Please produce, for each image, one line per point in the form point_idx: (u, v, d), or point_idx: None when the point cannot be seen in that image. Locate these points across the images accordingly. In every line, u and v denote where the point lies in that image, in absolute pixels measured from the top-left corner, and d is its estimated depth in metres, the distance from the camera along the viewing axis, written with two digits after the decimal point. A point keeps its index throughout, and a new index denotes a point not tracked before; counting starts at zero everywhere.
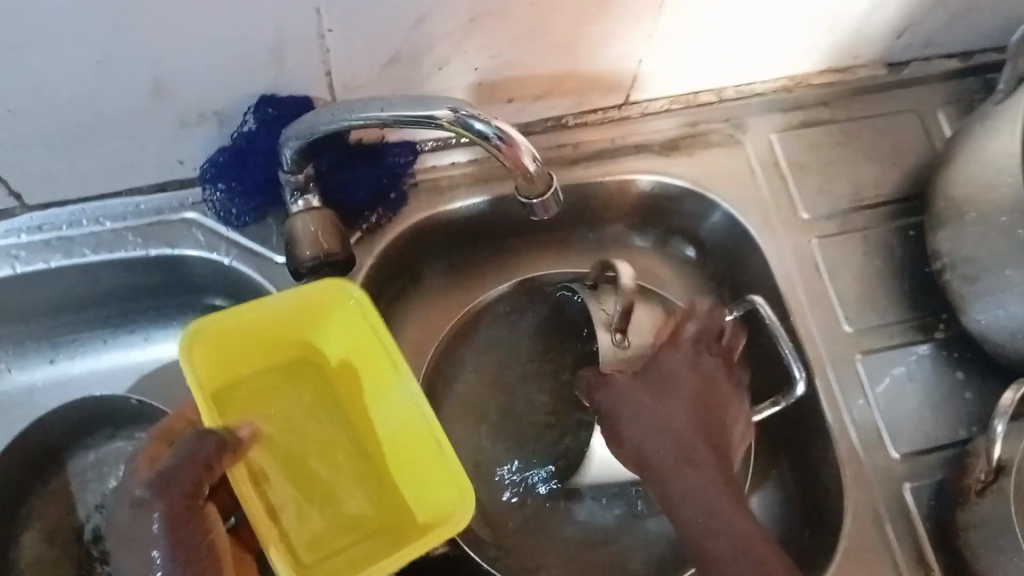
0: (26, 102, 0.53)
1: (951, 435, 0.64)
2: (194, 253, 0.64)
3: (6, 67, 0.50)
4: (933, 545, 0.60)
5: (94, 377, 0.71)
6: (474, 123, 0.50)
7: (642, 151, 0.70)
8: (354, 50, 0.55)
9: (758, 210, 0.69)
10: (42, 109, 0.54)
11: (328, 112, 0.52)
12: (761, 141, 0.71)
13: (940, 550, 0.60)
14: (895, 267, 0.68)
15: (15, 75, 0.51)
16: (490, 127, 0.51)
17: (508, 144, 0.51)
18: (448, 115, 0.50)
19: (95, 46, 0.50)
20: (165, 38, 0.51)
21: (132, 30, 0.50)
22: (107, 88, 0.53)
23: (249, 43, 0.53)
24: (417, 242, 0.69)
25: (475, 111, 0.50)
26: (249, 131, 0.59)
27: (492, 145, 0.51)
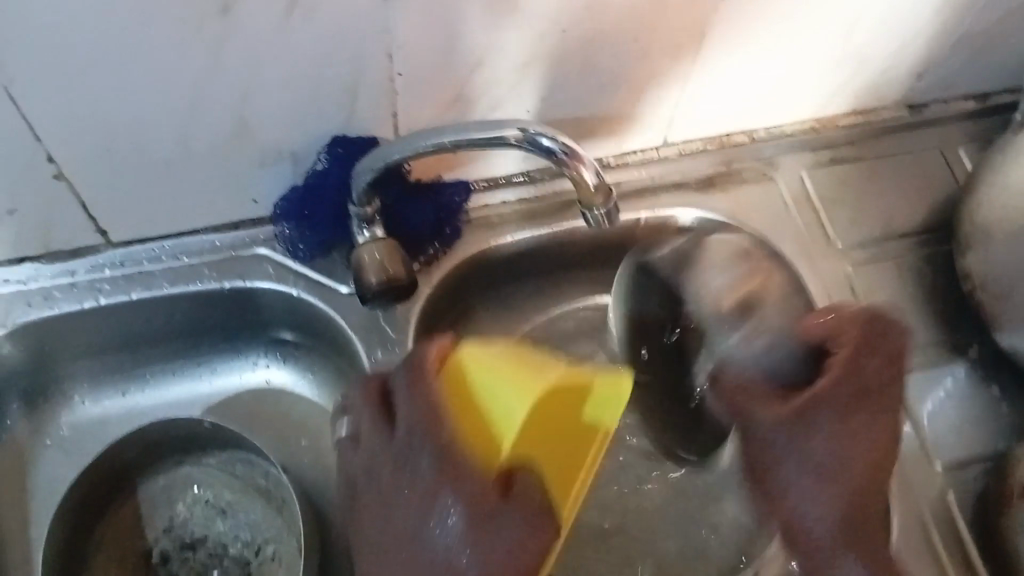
0: (124, 142, 0.58)
1: (990, 448, 0.66)
2: (268, 285, 0.69)
3: (109, 108, 0.56)
4: (980, 555, 0.62)
5: (166, 408, 0.75)
6: (540, 140, 0.55)
7: (678, 188, 0.74)
8: (415, 95, 0.61)
9: (793, 240, 0.73)
10: (135, 150, 0.60)
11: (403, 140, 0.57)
12: (792, 177, 0.75)
13: (987, 560, 0.61)
14: (927, 293, 0.71)
15: (116, 117, 0.56)
16: (555, 143, 0.55)
17: (572, 158, 0.56)
18: (516, 134, 0.55)
19: (189, 87, 0.56)
20: (250, 83, 0.56)
21: (224, 74, 0.55)
22: (195, 128, 0.59)
23: (324, 87, 0.58)
24: (469, 274, 0.73)
25: (541, 129, 0.55)
26: (320, 170, 0.64)
27: (558, 159, 0.56)
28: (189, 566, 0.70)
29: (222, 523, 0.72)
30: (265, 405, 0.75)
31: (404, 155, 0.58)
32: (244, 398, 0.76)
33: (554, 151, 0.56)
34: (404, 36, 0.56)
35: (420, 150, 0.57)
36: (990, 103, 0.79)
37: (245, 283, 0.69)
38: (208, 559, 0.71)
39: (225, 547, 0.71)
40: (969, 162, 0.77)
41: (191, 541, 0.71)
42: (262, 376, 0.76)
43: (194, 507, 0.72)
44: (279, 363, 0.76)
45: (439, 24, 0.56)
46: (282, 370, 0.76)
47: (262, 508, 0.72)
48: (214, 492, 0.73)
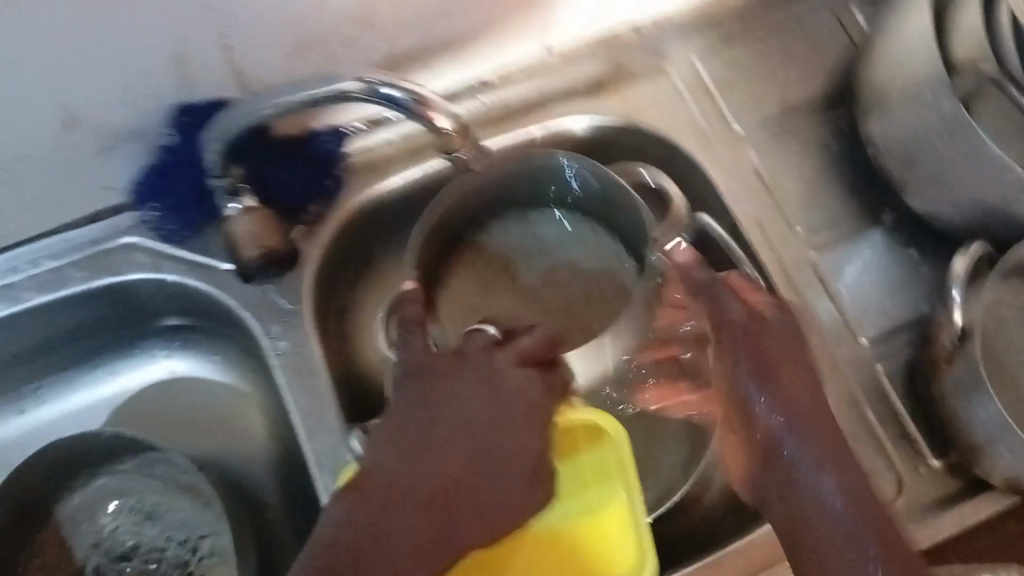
0: None
1: (915, 313, 0.65)
2: (141, 275, 0.63)
3: None
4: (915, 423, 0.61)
5: (68, 421, 0.70)
6: (386, 90, 0.49)
7: (567, 97, 0.69)
8: (255, 46, 0.55)
9: (693, 132, 0.69)
10: None
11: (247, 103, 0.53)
12: (684, 65, 0.71)
13: (922, 426, 0.61)
14: (836, 164, 0.69)
15: None
16: (402, 91, 0.49)
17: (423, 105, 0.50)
18: (356, 87, 0.49)
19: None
20: (60, 62, 0.50)
21: (25, 59, 0.49)
22: (16, 124, 0.52)
23: (146, 54, 0.52)
24: (359, 225, 0.68)
25: (385, 78, 0.49)
26: (171, 145, 0.58)
27: (405, 108, 0.50)
28: None
29: (152, 527, 0.69)
30: (173, 398, 0.71)
31: (250, 119, 0.53)
32: (150, 394, 0.71)
33: (396, 98, 0.50)
34: None
35: (266, 112, 0.52)
36: None
37: (117, 278, 0.63)
38: (144, 567, 0.68)
39: (161, 550, 0.68)
40: (866, 19, 0.73)
41: (122, 553, 0.68)
42: (164, 368, 0.71)
43: (120, 516, 0.69)
44: (180, 351, 0.71)
45: None
46: (183, 359, 0.71)
47: (190, 505, 0.69)
48: (138, 497, 0.69)
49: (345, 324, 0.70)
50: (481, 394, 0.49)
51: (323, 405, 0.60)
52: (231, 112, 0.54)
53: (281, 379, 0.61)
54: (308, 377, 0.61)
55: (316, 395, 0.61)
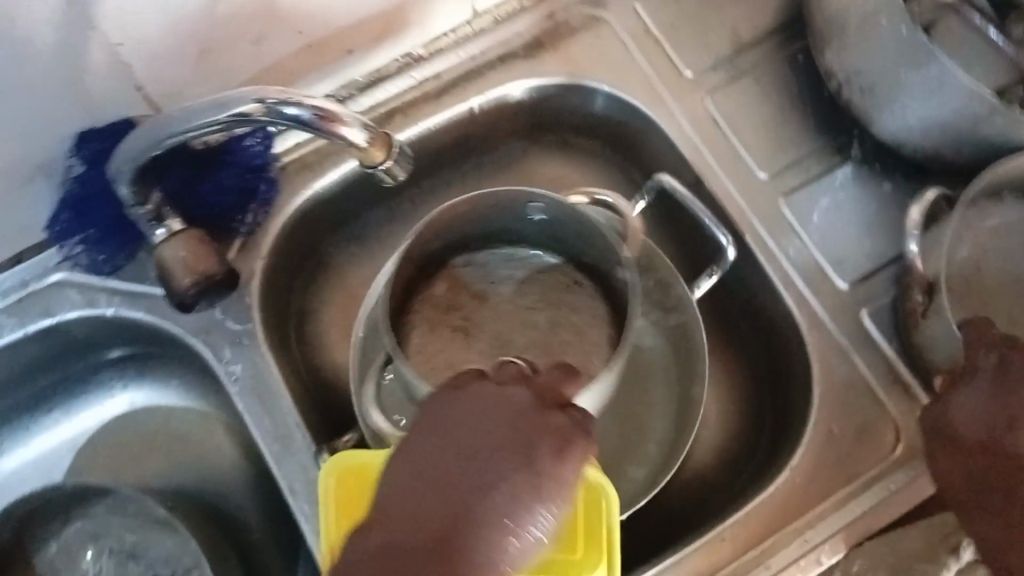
0: None
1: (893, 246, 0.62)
2: (77, 314, 0.59)
3: None
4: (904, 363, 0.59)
5: (30, 469, 0.67)
6: (287, 109, 0.46)
7: (505, 61, 0.65)
8: (152, 59, 0.50)
9: (642, 83, 0.65)
10: None
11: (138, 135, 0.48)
12: (624, 11, 0.66)
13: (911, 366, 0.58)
14: (795, 97, 0.65)
15: None
16: (304, 108, 0.46)
17: (328, 117, 0.47)
18: (256, 109, 0.46)
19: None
20: None
21: None
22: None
23: (33, 87, 0.47)
24: (302, 227, 0.64)
25: (286, 95, 0.46)
26: (79, 175, 0.54)
27: (311, 125, 0.47)
28: None
29: (135, 565, 0.66)
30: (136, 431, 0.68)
31: (155, 147, 0.49)
32: (113, 430, 0.68)
33: (304, 119, 0.47)
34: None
35: (169, 139, 0.48)
36: None
37: (50, 319, 0.59)
38: None
39: None
40: None
41: None
42: (122, 401, 0.68)
43: (100, 559, 0.66)
44: (137, 381, 0.68)
45: None
46: (140, 389, 0.68)
47: (170, 537, 0.66)
48: (115, 538, 0.66)
49: (304, 331, 0.66)
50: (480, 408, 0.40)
51: (289, 425, 0.58)
52: (133, 139, 0.49)
53: (242, 405, 0.58)
54: (270, 400, 0.58)
55: (281, 416, 0.58)
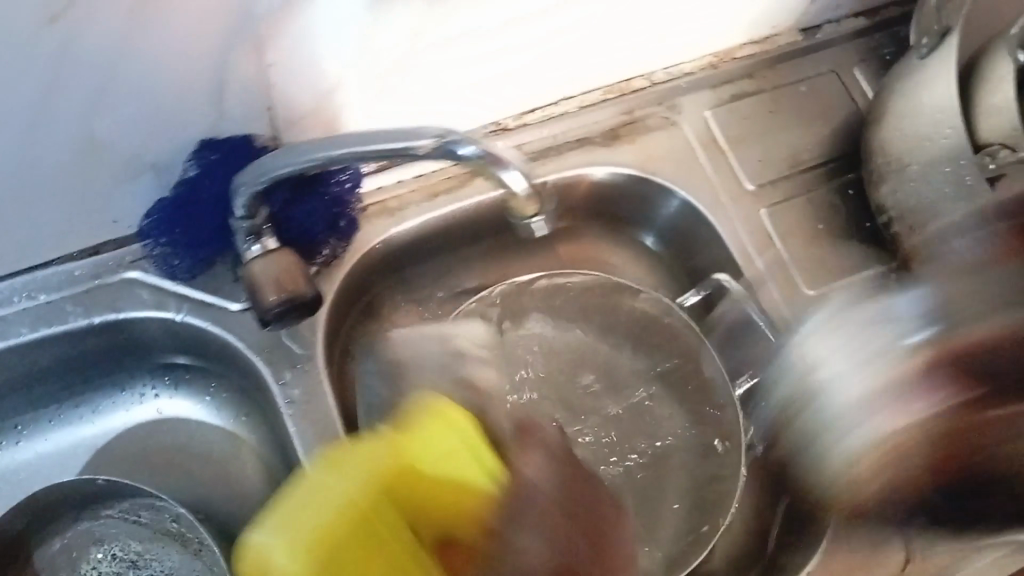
0: None
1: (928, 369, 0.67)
2: (144, 313, 0.59)
3: None
4: None
5: (46, 463, 0.65)
6: (459, 147, 0.48)
7: (583, 143, 0.69)
8: (299, 85, 0.53)
9: (704, 187, 0.70)
10: None
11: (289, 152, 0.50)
12: (696, 119, 0.72)
13: None
14: (841, 224, 0.71)
15: None
16: (474, 150, 0.49)
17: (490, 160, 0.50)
18: (430, 143, 0.48)
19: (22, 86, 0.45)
20: (92, 90, 0.47)
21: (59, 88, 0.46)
22: (36, 137, 0.48)
23: (200, 95, 0.51)
24: (371, 269, 0.66)
25: (459, 135, 0.48)
26: (190, 179, 0.55)
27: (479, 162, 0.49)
28: None
29: None
30: (164, 439, 0.68)
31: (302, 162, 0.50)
32: (137, 438, 0.67)
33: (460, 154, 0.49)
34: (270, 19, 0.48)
35: (315, 161, 0.50)
36: (882, 20, 0.77)
37: (118, 314, 0.59)
38: None
39: None
40: (868, 81, 0.75)
41: None
42: (154, 409, 0.68)
43: (101, 564, 0.64)
44: (169, 389, 0.67)
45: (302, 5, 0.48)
46: (174, 401, 0.68)
47: (180, 553, 0.64)
48: (120, 545, 0.64)
49: (347, 370, 0.66)
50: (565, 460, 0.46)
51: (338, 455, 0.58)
52: (272, 156, 0.51)
53: (293, 430, 0.58)
54: (323, 427, 0.59)
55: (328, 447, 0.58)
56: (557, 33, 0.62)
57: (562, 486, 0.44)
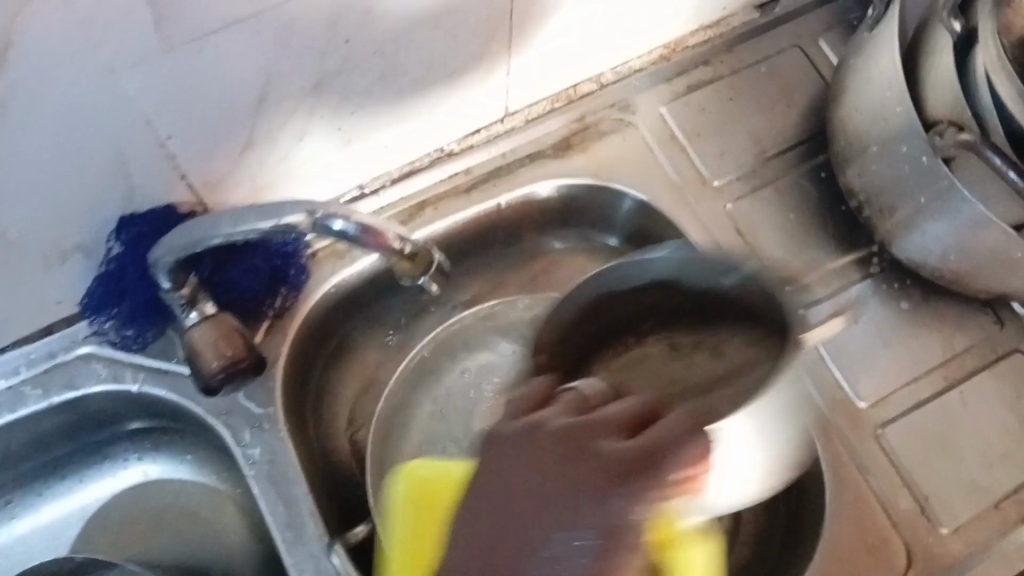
0: None
1: (918, 358, 0.63)
2: (101, 388, 0.60)
3: None
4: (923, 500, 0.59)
5: (40, 536, 0.67)
6: (330, 223, 0.49)
7: (534, 160, 0.67)
8: (209, 148, 0.53)
9: (666, 189, 0.67)
10: None
11: (208, 222, 0.50)
12: (652, 118, 0.69)
13: (921, 498, 0.59)
14: (815, 211, 0.67)
15: None
16: (350, 224, 0.50)
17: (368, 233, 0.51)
18: (303, 219, 0.49)
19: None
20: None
21: None
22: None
23: (105, 173, 0.50)
24: (329, 315, 0.65)
25: (332, 211, 0.49)
26: (117, 257, 0.55)
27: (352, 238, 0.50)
28: None
29: None
30: (152, 501, 0.68)
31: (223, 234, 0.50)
32: (126, 501, 0.68)
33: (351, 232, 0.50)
34: (155, 90, 0.47)
35: (219, 237, 0.50)
36: None
37: (76, 392, 0.59)
38: None
39: None
40: (834, 52, 0.71)
41: None
42: (139, 472, 0.69)
43: None
44: (151, 452, 0.68)
45: (185, 73, 0.47)
46: (157, 462, 0.68)
47: None
48: None
49: (318, 418, 0.65)
50: (534, 458, 0.38)
51: (303, 512, 0.58)
52: (198, 223, 0.51)
53: (257, 491, 0.58)
54: (286, 485, 0.58)
55: (294, 504, 0.58)
56: (483, 56, 0.59)
57: (504, 491, 0.37)
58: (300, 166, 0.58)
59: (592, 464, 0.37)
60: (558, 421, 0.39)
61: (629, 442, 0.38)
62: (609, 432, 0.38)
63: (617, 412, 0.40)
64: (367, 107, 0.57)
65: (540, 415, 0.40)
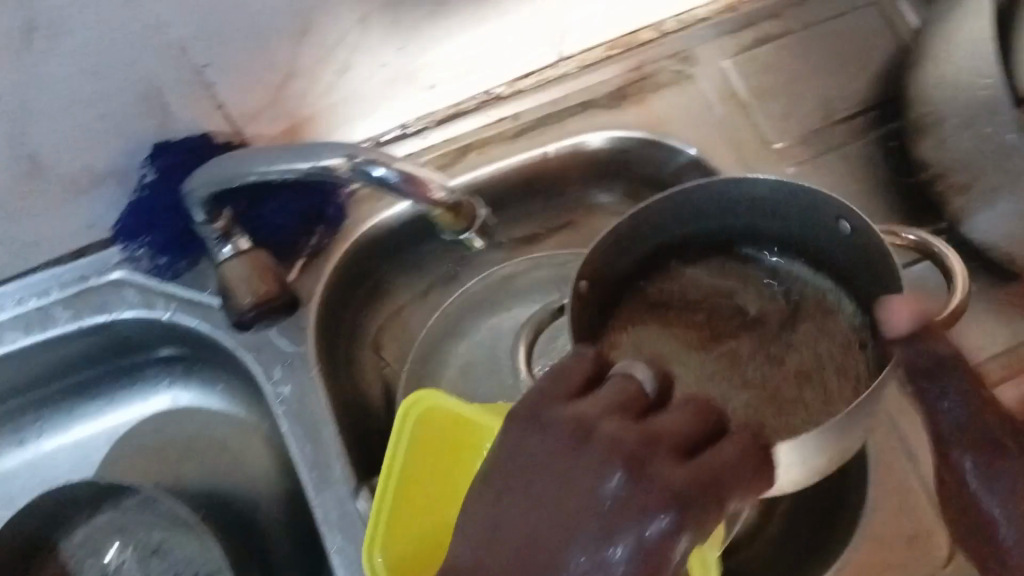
0: None
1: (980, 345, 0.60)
2: (132, 314, 0.59)
3: None
4: None
5: (68, 454, 0.67)
6: (372, 169, 0.46)
7: (585, 108, 0.64)
8: (248, 77, 0.51)
9: (723, 148, 0.63)
10: None
11: (236, 160, 0.48)
12: (714, 72, 0.65)
13: None
14: (882, 182, 0.63)
15: None
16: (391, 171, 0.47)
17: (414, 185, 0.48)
18: (341, 163, 0.46)
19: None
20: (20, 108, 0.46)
21: None
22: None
23: (139, 98, 0.49)
24: (366, 257, 0.64)
25: (373, 156, 0.46)
26: (150, 185, 0.53)
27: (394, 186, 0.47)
28: None
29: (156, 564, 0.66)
30: (179, 428, 0.68)
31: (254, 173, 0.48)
32: (154, 426, 0.68)
33: (390, 180, 0.47)
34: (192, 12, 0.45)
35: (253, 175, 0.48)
36: None
37: (105, 317, 0.59)
38: None
39: None
40: (916, 12, 0.66)
41: None
42: (168, 398, 0.69)
43: (124, 553, 0.66)
44: (182, 379, 0.68)
45: None
46: (187, 390, 0.68)
47: (195, 542, 0.65)
48: (142, 534, 0.66)
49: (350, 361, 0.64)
50: (555, 477, 0.36)
51: (329, 455, 0.57)
52: (230, 159, 0.49)
53: (286, 429, 0.58)
54: (314, 428, 0.58)
55: (321, 446, 0.57)
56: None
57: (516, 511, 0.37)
58: (340, 102, 0.55)
59: (645, 488, 0.34)
60: (608, 428, 0.36)
61: (683, 466, 0.35)
62: (668, 452, 0.35)
63: (668, 421, 0.37)
64: (414, 42, 0.55)
65: (583, 414, 0.37)
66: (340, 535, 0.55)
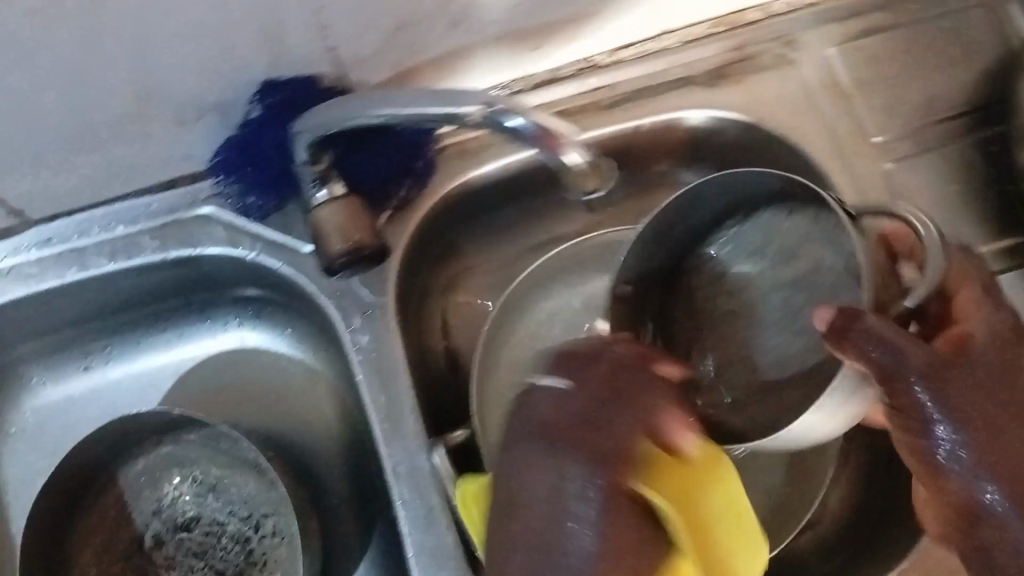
0: (19, 137, 0.49)
1: None
2: (216, 250, 0.59)
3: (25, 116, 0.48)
4: None
5: (131, 385, 0.67)
6: (505, 119, 0.39)
7: (683, 85, 0.63)
8: (365, 24, 0.50)
9: (819, 138, 0.62)
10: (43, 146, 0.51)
11: (358, 103, 0.47)
12: (816, 59, 0.64)
13: None
14: (979, 186, 0.62)
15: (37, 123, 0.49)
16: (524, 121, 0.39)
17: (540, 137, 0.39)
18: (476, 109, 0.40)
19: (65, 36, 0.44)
20: (143, 35, 0.45)
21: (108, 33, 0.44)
22: (89, 86, 0.47)
23: (258, 37, 0.48)
24: (449, 214, 0.63)
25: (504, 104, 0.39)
26: (255, 121, 0.53)
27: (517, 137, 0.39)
28: (187, 549, 0.66)
29: (214, 500, 0.67)
30: (243, 369, 0.68)
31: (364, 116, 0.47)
32: (218, 364, 0.68)
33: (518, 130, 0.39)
34: None
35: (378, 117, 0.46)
36: None
37: (191, 251, 0.59)
38: (205, 538, 0.66)
39: (222, 523, 0.66)
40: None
41: (184, 522, 0.66)
42: (235, 338, 0.68)
43: (183, 486, 0.67)
44: (252, 320, 0.68)
45: None
46: (254, 331, 0.68)
47: (255, 481, 0.67)
48: (201, 468, 0.67)
49: (423, 318, 0.65)
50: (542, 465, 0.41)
51: (402, 408, 0.58)
52: (342, 104, 0.48)
53: (360, 378, 0.58)
54: (389, 379, 0.58)
55: (395, 398, 0.58)
56: None
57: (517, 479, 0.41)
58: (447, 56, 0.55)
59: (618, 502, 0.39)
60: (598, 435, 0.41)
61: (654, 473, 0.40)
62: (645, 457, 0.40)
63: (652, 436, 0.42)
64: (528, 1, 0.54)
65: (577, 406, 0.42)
66: (408, 488, 0.56)
